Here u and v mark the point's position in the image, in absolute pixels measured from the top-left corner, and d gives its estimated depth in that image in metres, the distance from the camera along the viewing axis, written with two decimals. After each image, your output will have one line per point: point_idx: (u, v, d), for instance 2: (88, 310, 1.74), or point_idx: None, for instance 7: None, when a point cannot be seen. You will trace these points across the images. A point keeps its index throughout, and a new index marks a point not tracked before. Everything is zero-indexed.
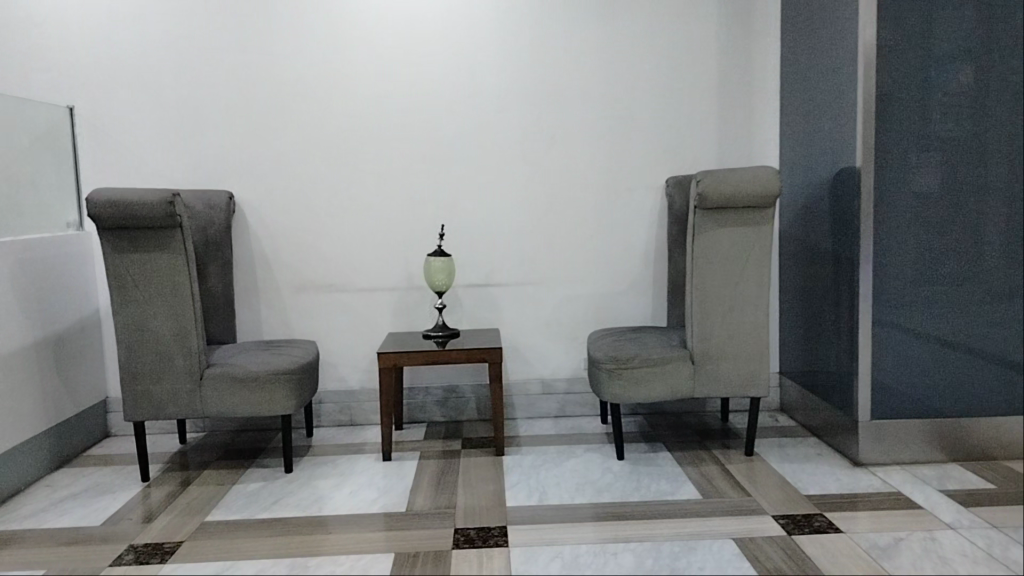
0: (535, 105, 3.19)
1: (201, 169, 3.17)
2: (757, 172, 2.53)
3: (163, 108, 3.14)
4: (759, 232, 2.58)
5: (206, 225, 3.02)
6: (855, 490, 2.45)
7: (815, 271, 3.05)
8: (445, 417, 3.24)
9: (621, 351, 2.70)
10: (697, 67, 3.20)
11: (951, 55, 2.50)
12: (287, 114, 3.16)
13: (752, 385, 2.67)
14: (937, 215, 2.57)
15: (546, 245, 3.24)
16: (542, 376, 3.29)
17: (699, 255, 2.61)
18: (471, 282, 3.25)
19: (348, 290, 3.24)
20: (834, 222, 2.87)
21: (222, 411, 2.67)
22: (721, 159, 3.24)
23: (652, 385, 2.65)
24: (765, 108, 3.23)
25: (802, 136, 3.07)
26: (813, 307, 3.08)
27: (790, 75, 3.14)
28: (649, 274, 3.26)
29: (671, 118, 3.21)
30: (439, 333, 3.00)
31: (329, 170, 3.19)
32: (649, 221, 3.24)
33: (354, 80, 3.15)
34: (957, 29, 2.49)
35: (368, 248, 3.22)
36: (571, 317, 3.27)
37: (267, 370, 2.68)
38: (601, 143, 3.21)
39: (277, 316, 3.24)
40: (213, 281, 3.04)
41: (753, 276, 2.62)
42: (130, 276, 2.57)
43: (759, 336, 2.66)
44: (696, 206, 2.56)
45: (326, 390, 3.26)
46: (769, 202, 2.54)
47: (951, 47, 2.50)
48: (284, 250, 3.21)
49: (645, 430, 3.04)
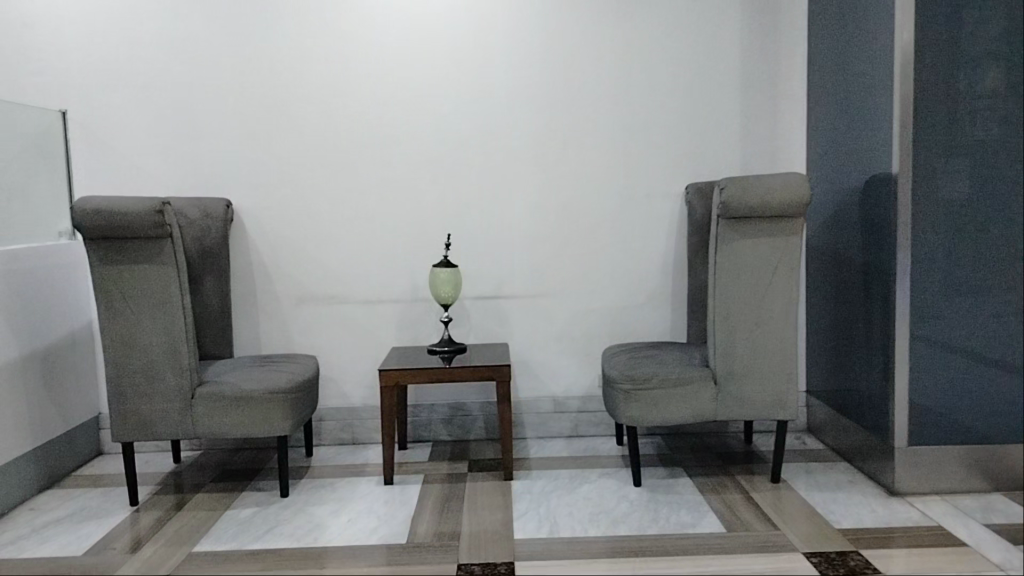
0: (547, 108, 3.03)
1: (198, 175, 3.03)
2: (786, 179, 2.35)
3: (159, 112, 3.00)
4: (787, 243, 2.41)
5: (202, 234, 2.88)
6: (892, 523, 2.27)
7: (846, 284, 2.87)
8: (452, 436, 3.08)
9: (639, 370, 2.52)
10: (719, 68, 3.03)
11: (981, 57, 2.29)
12: (286, 117, 3.02)
13: (779, 408, 2.49)
14: (965, 225, 2.38)
15: (558, 256, 3.08)
16: (554, 393, 3.12)
17: (722, 267, 2.44)
18: (479, 294, 3.09)
19: (351, 302, 3.09)
20: (866, 232, 2.70)
21: (214, 432, 2.52)
22: (744, 165, 3.07)
23: (672, 407, 2.47)
24: (791, 111, 3.05)
25: (832, 140, 2.89)
26: (843, 323, 2.90)
27: (818, 76, 2.96)
28: (668, 287, 3.09)
29: (691, 122, 3.04)
30: (444, 349, 2.84)
31: (331, 176, 3.04)
32: (667, 231, 3.07)
33: (358, 82, 3.00)
34: (987, 31, 2.28)
35: (371, 258, 3.07)
36: (585, 331, 3.10)
37: (262, 389, 2.53)
38: (618, 148, 3.05)
39: (276, 329, 3.09)
40: (208, 293, 2.90)
41: (780, 291, 2.44)
42: (117, 289, 2.42)
43: (787, 355, 2.48)
44: (720, 215, 2.39)
45: (327, 407, 3.11)
46: (798, 212, 2.36)
47: (981, 47, 2.29)
48: (283, 261, 3.06)
49: (663, 453, 2.87)
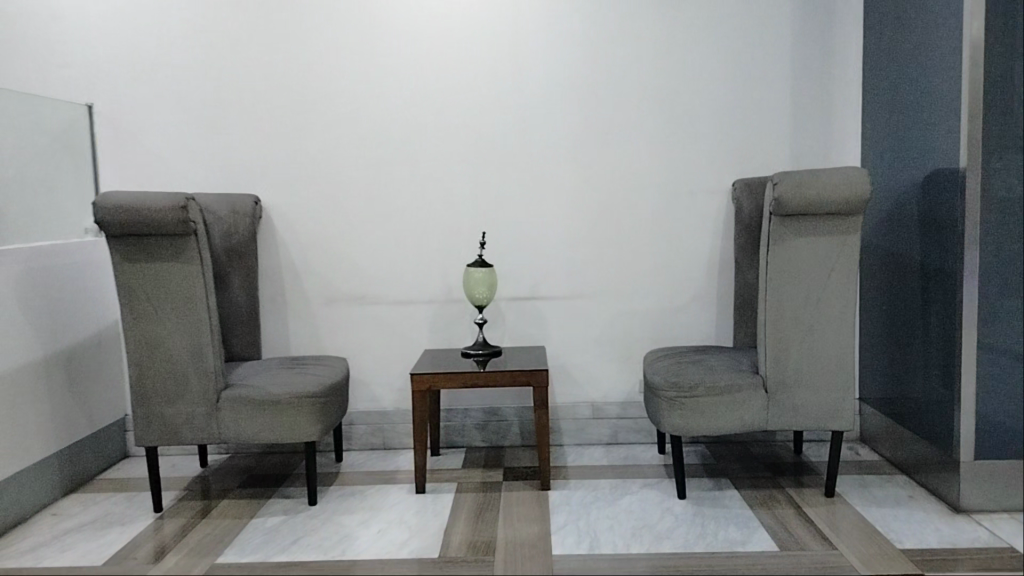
0: (586, 100, 2.90)
1: (226, 171, 2.94)
2: (843, 173, 2.20)
3: (186, 106, 2.92)
4: (843, 243, 2.26)
5: (229, 232, 2.79)
6: (959, 543, 2.10)
7: (904, 285, 2.71)
8: (486, 442, 2.97)
9: (684, 376, 2.39)
10: (769, 58, 2.88)
11: None
12: (316, 111, 2.92)
13: (835, 418, 2.34)
14: None
15: (597, 255, 2.95)
16: (592, 399, 2.99)
17: (774, 268, 2.29)
18: (515, 295, 2.97)
19: (382, 303, 2.98)
20: (927, 231, 2.54)
21: (240, 438, 2.43)
22: (794, 161, 2.91)
23: (719, 416, 2.33)
24: (845, 103, 2.90)
25: (891, 134, 2.73)
26: (901, 327, 2.74)
27: (875, 65, 2.80)
28: (712, 288, 2.94)
29: (738, 115, 2.89)
30: (479, 352, 2.73)
31: (362, 171, 2.93)
32: (712, 229, 2.93)
33: (390, 75, 2.90)
34: None
35: (403, 257, 2.96)
36: (624, 334, 2.97)
37: (289, 394, 2.43)
38: (660, 143, 2.91)
39: (305, 330, 2.99)
40: (236, 292, 2.81)
41: (836, 293, 2.29)
42: (141, 288, 2.34)
43: (844, 362, 2.32)
44: (772, 213, 2.25)
45: (357, 410, 3.01)
46: (857, 209, 2.21)
47: None
48: (313, 259, 2.97)
49: (708, 463, 2.73)
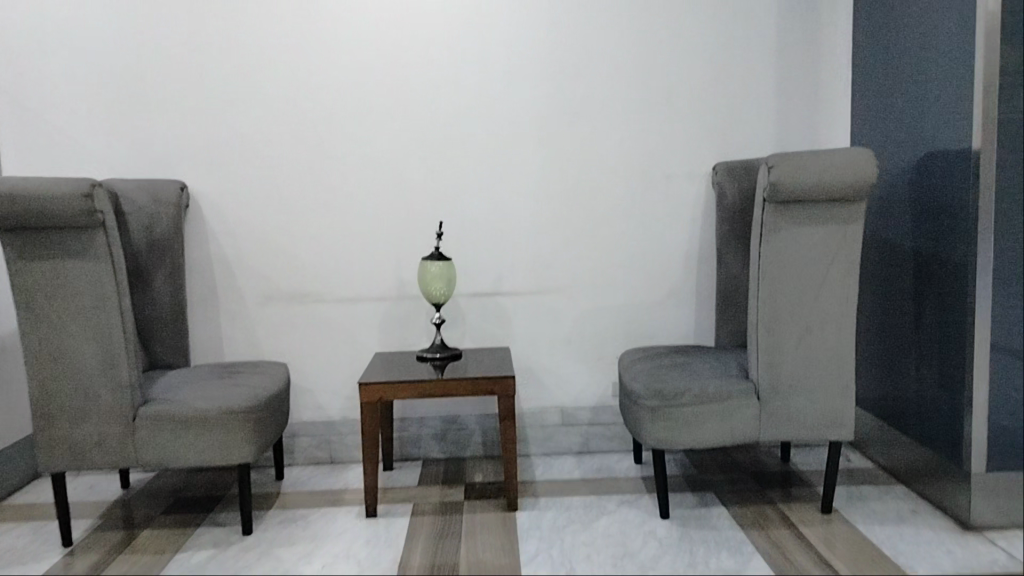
0: (555, 76, 2.62)
1: (148, 155, 2.60)
2: (846, 155, 1.96)
3: (99, 79, 2.56)
4: (844, 233, 2.02)
5: (150, 223, 2.46)
6: (976, 568, 1.88)
7: (901, 277, 2.49)
8: (444, 453, 2.69)
9: (666, 383, 2.13)
10: (754, 31, 2.63)
11: None
12: (251, 86, 2.59)
13: (832, 427, 2.11)
14: None
15: (566, 245, 2.67)
16: (561, 404, 2.73)
17: (768, 261, 2.04)
18: (476, 291, 2.68)
19: (327, 301, 2.68)
20: (929, 218, 2.32)
21: (161, 461, 2.12)
22: (780, 143, 2.67)
23: (705, 427, 2.09)
24: (834, 81, 2.67)
25: (887, 113, 2.50)
26: (893, 322, 2.54)
27: (870, 40, 2.58)
28: (691, 281, 2.70)
29: (720, 91, 2.64)
30: (436, 356, 2.44)
31: (304, 155, 2.62)
32: (691, 217, 2.68)
33: (335, 45, 2.58)
34: None
35: (351, 249, 2.66)
36: (596, 333, 2.71)
37: (217, 410, 2.12)
38: (636, 122, 2.64)
39: (241, 333, 2.67)
40: (159, 292, 2.48)
41: (836, 289, 2.05)
42: (40, 290, 2.00)
43: (842, 365, 2.09)
44: (766, 199, 2.00)
45: (300, 421, 2.70)
46: (860, 194, 1.97)
47: None
48: (249, 253, 2.65)
49: (689, 475, 2.49)
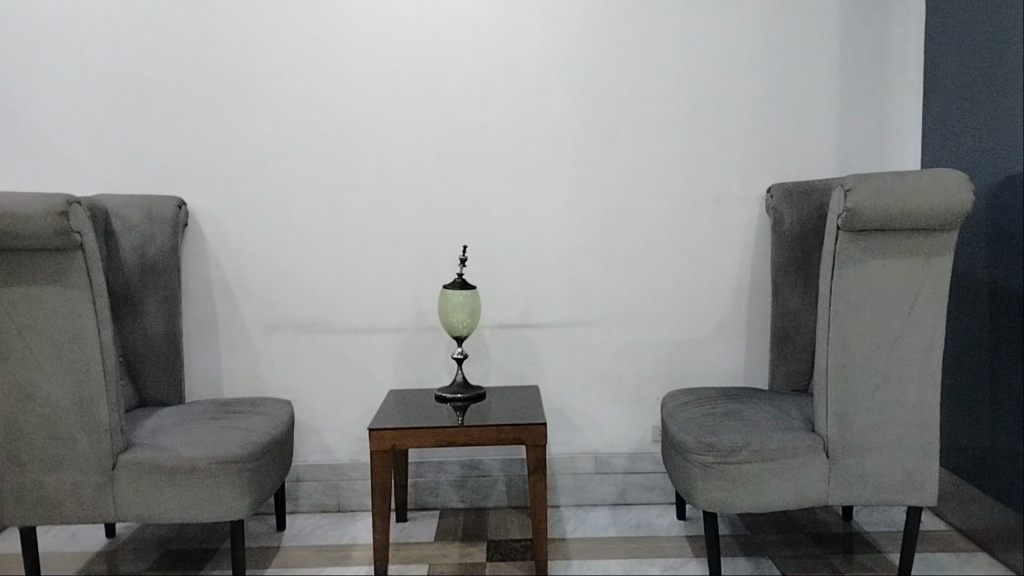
0: (591, 86, 2.36)
1: (144, 169, 2.36)
2: (936, 178, 1.68)
3: (93, 84, 2.34)
4: (930, 268, 1.74)
5: (143, 244, 2.22)
6: None
7: (977, 314, 2.20)
8: (464, 502, 2.43)
9: (721, 435, 1.87)
10: (813, 38, 2.37)
11: None
12: (257, 95, 2.35)
13: (913, 491, 1.82)
14: None
15: (602, 273, 2.41)
16: (594, 450, 2.46)
17: (841, 298, 1.77)
18: (501, 323, 2.42)
19: (339, 332, 2.43)
20: (1010, 250, 2.04)
21: (144, 515, 1.87)
22: (842, 162, 2.41)
23: (765, 489, 1.82)
24: (903, 94, 2.40)
25: (963, 129, 2.23)
26: (968, 364, 2.25)
27: (943, 48, 2.31)
28: (741, 315, 2.43)
29: (775, 105, 2.38)
30: (457, 396, 2.18)
31: (314, 170, 2.38)
32: (742, 244, 2.41)
33: (350, 50, 2.34)
34: None
35: (365, 274, 2.41)
36: (634, 372, 2.44)
37: (208, 459, 1.87)
38: (681, 139, 2.39)
39: (242, 365, 2.43)
40: (150, 320, 2.23)
41: (918, 332, 1.77)
42: (8, 319, 1.76)
43: (925, 420, 1.80)
44: (840, 227, 1.73)
45: (306, 463, 2.45)
46: (952, 222, 1.69)
47: None
48: (252, 277, 2.40)
49: (740, 535, 2.21)
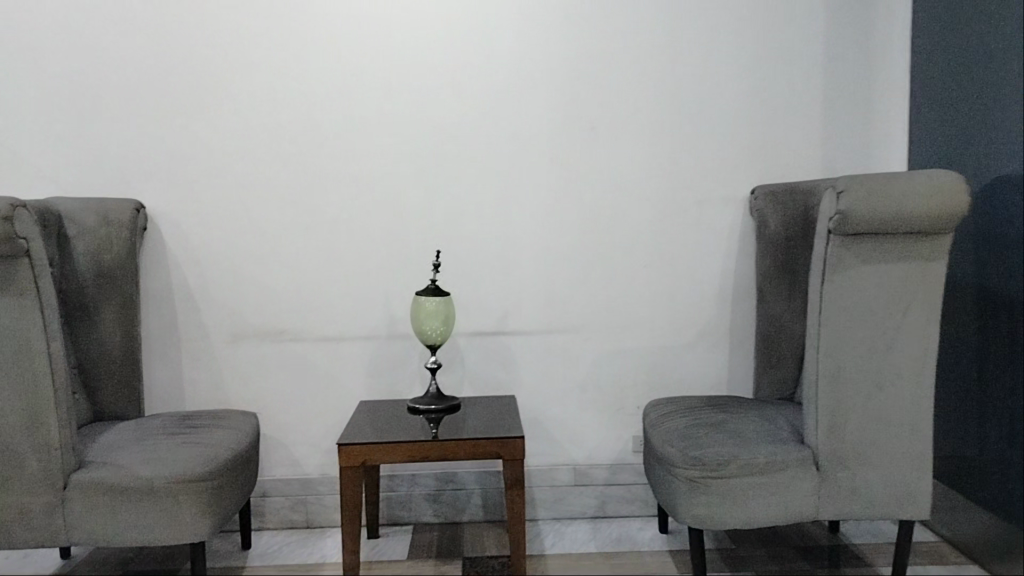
0: (571, 85, 2.28)
1: (101, 170, 2.24)
2: (931, 180, 1.63)
3: (46, 81, 2.21)
4: (924, 275, 1.68)
5: (99, 249, 2.10)
6: None
7: (963, 320, 2.15)
8: (439, 517, 2.33)
9: (708, 448, 1.79)
10: (798, 36, 2.31)
11: None
12: (221, 93, 2.24)
13: (905, 504, 1.75)
14: None
15: (581, 278, 2.33)
16: (573, 461, 2.38)
17: (833, 305, 1.70)
18: (477, 330, 2.33)
19: (306, 340, 2.32)
20: (998, 254, 1.98)
21: (98, 538, 1.76)
22: (827, 164, 2.34)
23: (754, 504, 1.74)
24: (889, 95, 2.35)
25: (949, 130, 2.17)
26: (953, 372, 2.20)
27: (929, 48, 2.26)
28: (724, 322, 2.36)
29: (759, 106, 2.31)
30: (430, 407, 2.09)
31: (281, 172, 2.27)
32: (724, 248, 2.34)
33: (319, 46, 2.24)
34: None
35: (335, 280, 2.31)
36: (614, 380, 2.36)
37: (166, 478, 1.76)
38: (663, 140, 2.31)
39: (205, 376, 2.32)
40: (107, 329, 2.11)
41: (912, 341, 1.70)
42: None
43: (918, 432, 1.73)
44: (831, 231, 1.67)
45: (273, 478, 2.34)
46: (947, 226, 1.63)
47: None
48: (216, 284, 2.29)
49: (724, 549, 2.14)
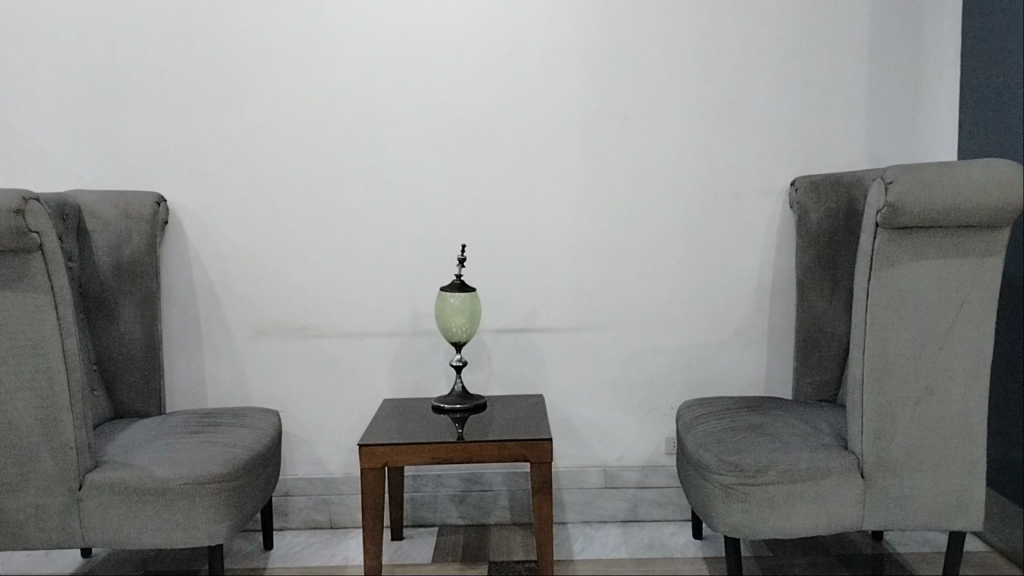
0: (601, 73, 2.20)
1: (122, 163, 2.20)
2: (986, 170, 1.52)
3: (68, 73, 2.18)
4: (978, 272, 1.57)
5: (118, 244, 2.06)
6: None
7: (1017, 317, 2.03)
8: (464, 519, 2.27)
9: (746, 453, 1.70)
10: (841, 20, 2.19)
11: None
12: (244, 84, 2.19)
13: (958, 512, 1.65)
14: None
15: (611, 273, 2.25)
16: (603, 462, 2.30)
17: (880, 303, 1.60)
18: (503, 327, 2.26)
19: (329, 337, 2.27)
20: None
21: (113, 539, 1.71)
22: (871, 154, 2.23)
23: (794, 513, 1.65)
24: (938, 81, 2.22)
25: (1002, 116, 2.05)
26: (1006, 373, 2.07)
27: (980, 31, 2.13)
28: (761, 319, 2.26)
29: (800, 94, 2.21)
30: (455, 407, 2.02)
31: (303, 164, 2.21)
32: (762, 242, 2.24)
33: (342, 35, 2.18)
34: None
35: (357, 274, 2.25)
36: (646, 379, 2.28)
37: (182, 480, 1.72)
38: (698, 129, 2.21)
39: (227, 372, 2.27)
40: (126, 325, 2.07)
41: (965, 341, 1.60)
42: None
43: (971, 437, 1.63)
44: (879, 224, 1.56)
45: (296, 477, 2.29)
46: (1002, 219, 1.52)
47: None
48: (238, 278, 2.25)
49: (762, 557, 2.05)
